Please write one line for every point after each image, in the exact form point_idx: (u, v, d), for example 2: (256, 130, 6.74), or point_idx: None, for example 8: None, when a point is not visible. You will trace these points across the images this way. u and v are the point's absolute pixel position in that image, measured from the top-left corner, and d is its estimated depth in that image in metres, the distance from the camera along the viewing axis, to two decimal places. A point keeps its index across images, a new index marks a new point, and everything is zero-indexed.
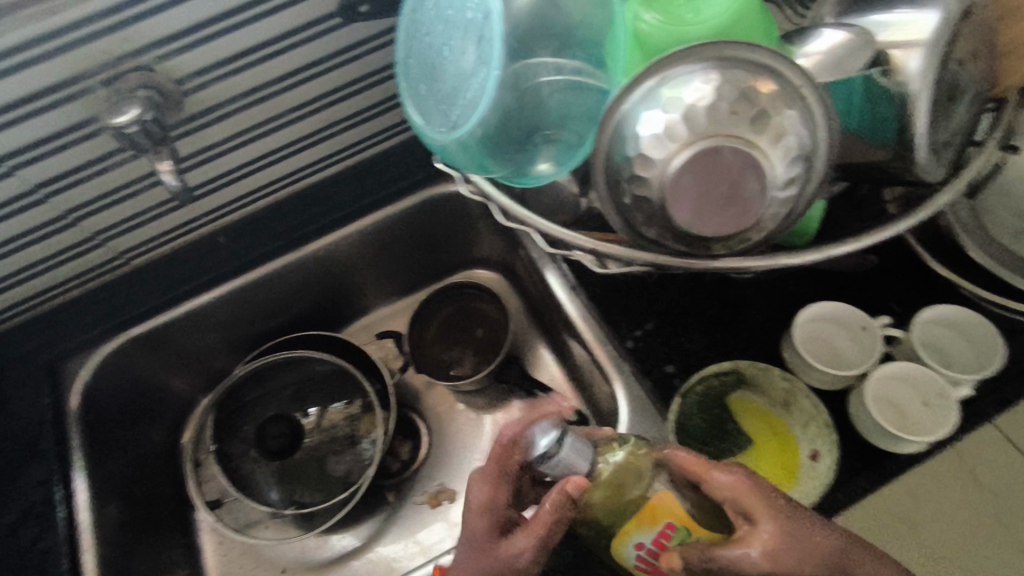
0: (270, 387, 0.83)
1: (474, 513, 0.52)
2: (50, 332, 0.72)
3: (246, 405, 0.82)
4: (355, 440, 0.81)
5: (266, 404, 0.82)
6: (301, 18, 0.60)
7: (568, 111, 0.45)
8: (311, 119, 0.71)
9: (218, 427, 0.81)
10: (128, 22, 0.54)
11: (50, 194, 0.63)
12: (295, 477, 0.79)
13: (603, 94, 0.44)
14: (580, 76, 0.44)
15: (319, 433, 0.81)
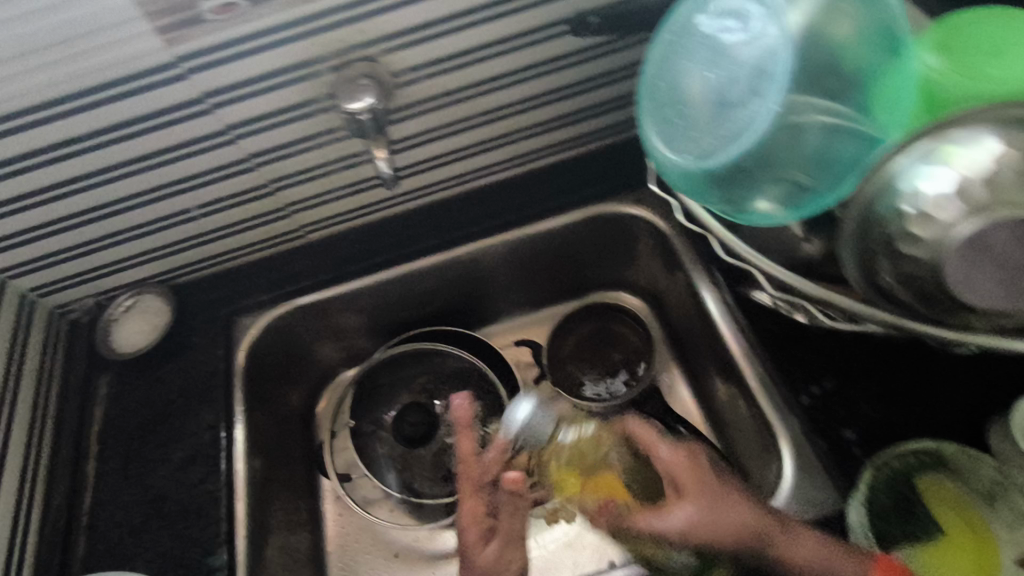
0: (406, 374, 0.84)
1: (466, 527, 0.58)
2: (229, 289, 0.78)
3: (382, 387, 0.84)
4: (480, 442, 0.81)
5: (401, 390, 0.84)
6: (519, 26, 0.61)
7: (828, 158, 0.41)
8: (499, 124, 0.72)
9: (354, 404, 0.83)
10: (368, 16, 0.57)
11: (261, 164, 0.67)
12: (419, 466, 0.81)
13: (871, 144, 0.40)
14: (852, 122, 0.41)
15: (447, 427, 0.82)
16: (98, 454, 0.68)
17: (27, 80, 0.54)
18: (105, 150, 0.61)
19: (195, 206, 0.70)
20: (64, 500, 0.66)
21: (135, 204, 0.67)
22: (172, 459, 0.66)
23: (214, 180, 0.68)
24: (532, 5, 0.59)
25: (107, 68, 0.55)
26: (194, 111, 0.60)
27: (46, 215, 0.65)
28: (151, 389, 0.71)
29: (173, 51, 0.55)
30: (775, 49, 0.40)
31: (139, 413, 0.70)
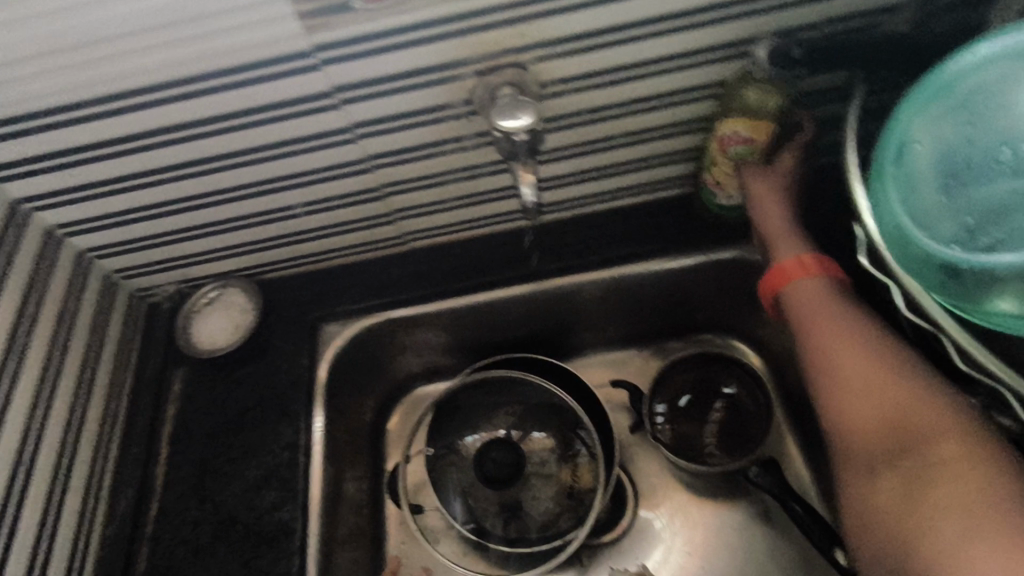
0: (487, 400, 0.77)
1: None
2: (316, 292, 0.72)
3: (460, 411, 0.77)
4: (565, 488, 0.73)
5: (478, 416, 0.77)
6: (691, 44, 0.54)
7: None
8: (637, 148, 0.64)
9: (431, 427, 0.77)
10: (530, 19, 0.50)
11: (377, 167, 0.61)
12: (491, 502, 0.74)
13: None
14: None
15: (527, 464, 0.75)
16: (168, 459, 0.64)
17: (151, 57, 0.48)
18: (219, 137, 0.56)
19: (299, 203, 0.64)
20: (131, 505, 0.62)
21: (237, 195, 0.62)
22: (247, 477, 0.61)
23: (324, 178, 0.62)
24: (713, 22, 0.52)
25: (238, 52, 0.49)
26: (320, 106, 0.54)
27: (146, 198, 0.61)
28: (228, 393, 0.66)
29: (311, 40, 0.49)
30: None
31: (213, 418, 0.65)
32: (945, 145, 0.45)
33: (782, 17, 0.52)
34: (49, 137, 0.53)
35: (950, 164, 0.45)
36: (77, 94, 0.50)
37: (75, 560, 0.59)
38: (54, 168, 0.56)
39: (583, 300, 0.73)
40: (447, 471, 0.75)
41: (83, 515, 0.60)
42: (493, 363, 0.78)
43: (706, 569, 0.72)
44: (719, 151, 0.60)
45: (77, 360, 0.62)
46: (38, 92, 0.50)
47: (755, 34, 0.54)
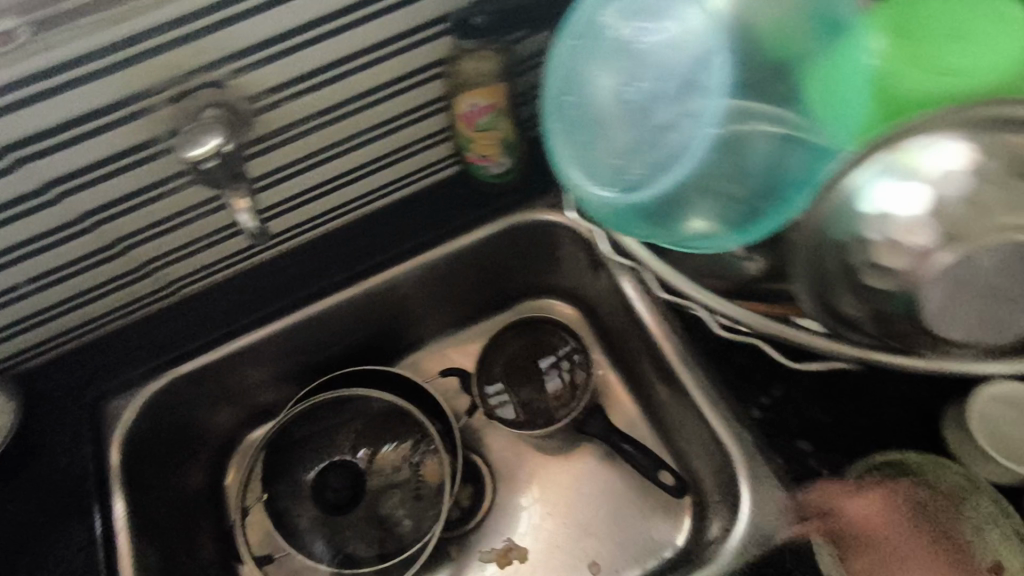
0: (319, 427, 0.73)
1: None
2: (92, 366, 0.65)
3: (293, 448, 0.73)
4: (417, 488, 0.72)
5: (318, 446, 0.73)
6: (395, 28, 0.52)
7: (773, 168, 0.37)
8: (391, 139, 0.62)
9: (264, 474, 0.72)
10: (200, 35, 0.46)
11: (103, 221, 0.55)
12: (349, 526, 0.71)
13: (821, 153, 0.36)
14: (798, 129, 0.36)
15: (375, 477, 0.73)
16: None
17: None
18: None
19: (30, 279, 0.58)
20: None
21: None
22: None
23: (46, 247, 0.55)
24: (405, 2, 0.51)
25: None
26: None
27: None
28: (11, 503, 0.60)
29: None
30: (698, 67, 0.37)
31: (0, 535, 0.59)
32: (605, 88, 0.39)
33: None
34: None
35: (619, 101, 0.39)
36: None
37: None
38: None
39: (389, 301, 0.70)
40: (295, 510, 0.71)
41: None
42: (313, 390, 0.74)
43: (567, 525, 0.74)
44: (467, 127, 0.60)
45: None
46: None
47: (453, 8, 0.53)
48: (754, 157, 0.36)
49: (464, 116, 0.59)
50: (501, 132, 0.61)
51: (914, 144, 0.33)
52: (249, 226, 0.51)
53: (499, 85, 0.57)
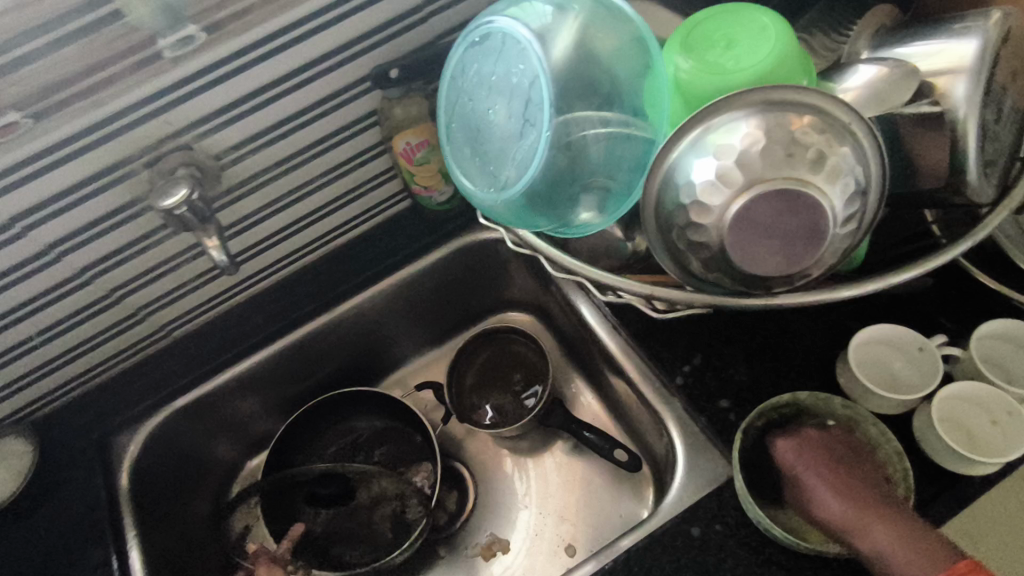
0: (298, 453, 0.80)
1: None
2: (98, 409, 0.73)
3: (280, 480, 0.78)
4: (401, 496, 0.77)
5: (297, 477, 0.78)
6: (334, 85, 0.62)
7: (615, 159, 0.45)
8: (342, 181, 0.71)
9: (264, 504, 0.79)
10: (168, 109, 0.55)
11: (97, 275, 0.64)
12: (341, 537, 0.76)
13: (649, 144, 0.44)
14: (627, 126, 0.44)
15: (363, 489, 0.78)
16: None
17: None
18: None
19: (39, 332, 0.66)
20: None
21: None
22: None
23: (49, 302, 0.64)
24: (338, 64, 0.60)
25: None
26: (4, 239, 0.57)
27: None
28: (25, 535, 0.66)
29: None
30: (530, 83, 0.44)
31: (15, 564, 0.64)
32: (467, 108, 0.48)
33: (394, 45, 0.62)
34: None
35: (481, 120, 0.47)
36: None
37: None
38: None
39: (360, 325, 0.79)
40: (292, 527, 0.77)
41: None
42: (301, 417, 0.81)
43: (545, 515, 0.78)
44: (407, 163, 0.68)
45: None
46: None
47: (380, 64, 0.63)
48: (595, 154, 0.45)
49: (402, 153, 0.67)
50: (437, 164, 0.69)
51: (718, 127, 0.38)
52: (221, 261, 0.56)
53: (430, 122, 0.65)
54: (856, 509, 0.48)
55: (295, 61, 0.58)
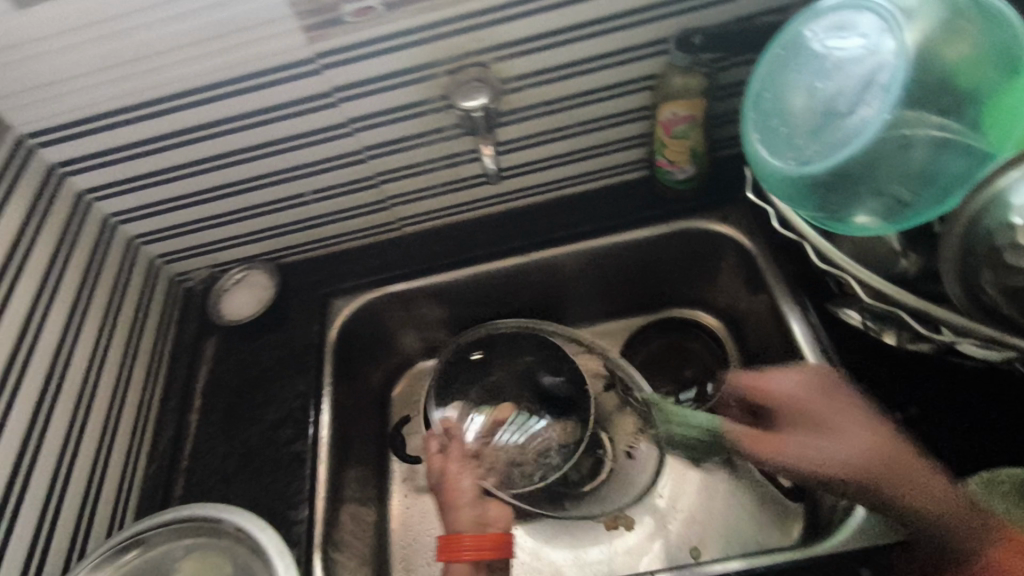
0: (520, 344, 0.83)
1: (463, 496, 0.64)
2: (328, 271, 0.84)
3: (441, 387, 0.82)
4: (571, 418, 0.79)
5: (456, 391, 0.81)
6: (630, 41, 0.65)
7: (936, 171, 0.42)
8: (594, 135, 0.75)
9: (473, 369, 0.82)
10: (485, 26, 0.61)
11: (371, 157, 0.73)
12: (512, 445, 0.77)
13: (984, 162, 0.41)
14: (959, 137, 0.41)
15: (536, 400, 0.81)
16: (201, 407, 0.75)
17: (192, 66, 0.61)
18: (243, 133, 0.68)
19: (310, 191, 0.76)
20: (170, 442, 0.73)
21: (258, 185, 0.74)
22: (267, 419, 0.72)
23: (327, 169, 0.74)
24: (639, 22, 0.63)
25: (258, 60, 0.62)
26: (323, 104, 0.67)
27: (183, 187, 0.73)
28: (251, 354, 0.78)
29: (314, 48, 0.61)
30: (871, 72, 0.42)
31: (240, 373, 0.77)
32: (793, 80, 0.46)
33: (700, 16, 0.63)
34: (108, 134, 0.66)
35: (805, 91, 0.45)
36: (133, 98, 0.63)
37: (125, 478, 0.68)
38: (115, 162, 0.69)
39: (558, 272, 0.82)
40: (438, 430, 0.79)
41: (130, 451, 0.70)
42: (468, 337, 0.84)
43: (678, 510, 0.77)
44: (664, 133, 0.70)
45: (127, 323, 0.74)
46: (102, 97, 0.63)
47: (676, 32, 0.64)
48: (916, 158, 0.41)
49: (664, 123, 0.69)
50: (691, 142, 0.71)
51: None
52: (492, 168, 0.67)
53: (701, 99, 0.67)
54: None
55: (605, 10, 0.61)
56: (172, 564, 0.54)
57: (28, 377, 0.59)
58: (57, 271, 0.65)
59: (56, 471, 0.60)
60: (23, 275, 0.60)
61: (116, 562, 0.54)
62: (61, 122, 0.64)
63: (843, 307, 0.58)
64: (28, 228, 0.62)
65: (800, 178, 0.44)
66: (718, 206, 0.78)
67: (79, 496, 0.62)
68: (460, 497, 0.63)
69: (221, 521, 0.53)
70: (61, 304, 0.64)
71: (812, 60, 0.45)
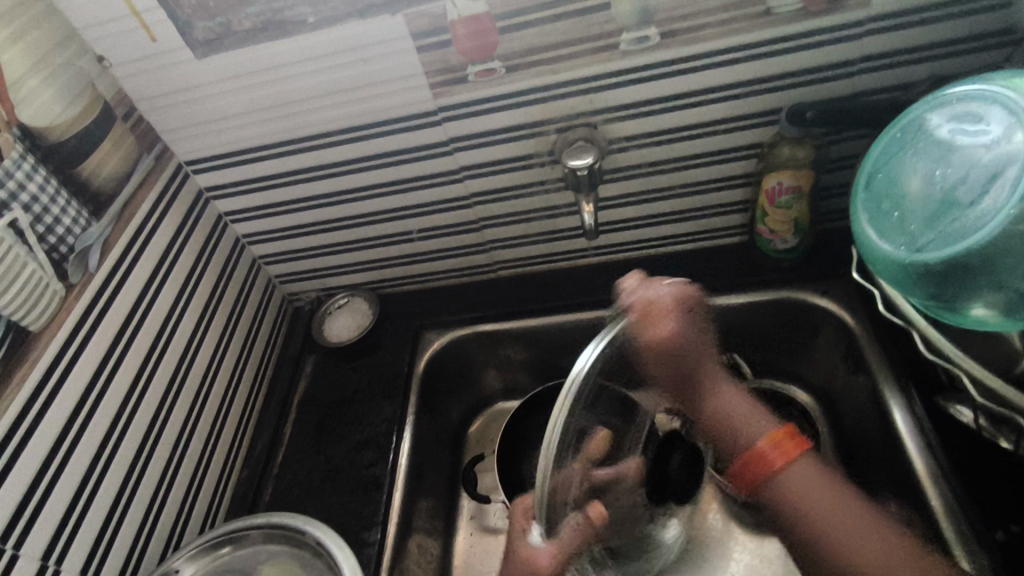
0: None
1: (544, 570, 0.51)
2: (423, 305, 0.89)
3: (517, 431, 0.83)
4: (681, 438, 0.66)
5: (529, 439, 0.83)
6: (739, 110, 0.65)
7: None
8: (694, 198, 0.75)
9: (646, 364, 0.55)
10: (597, 90, 0.65)
11: (476, 203, 0.78)
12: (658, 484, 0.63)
13: None
14: None
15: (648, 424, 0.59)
16: (295, 419, 0.80)
17: (328, 112, 0.68)
18: (364, 173, 0.75)
19: (415, 230, 0.82)
20: (263, 450, 0.78)
21: (371, 220, 0.81)
22: (352, 439, 0.76)
23: (434, 211, 0.79)
24: (750, 93, 0.64)
25: (386, 111, 0.68)
26: (439, 152, 0.72)
27: (305, 217, 0.81)
28: (345, 376, 0.83)
29: (436, 102, 0.67)
30: (998, 164, 0.39)
31: (333, 393, 0.82)
32: (916, 165, 0.45)
33: (814, 91, 0.63)
34: (251, 166, 0.75)
35: (927, 176, 0.44)
36: (275, 138, 0.72)
37: (223, 477, 0.74)
38: (252, 191, 0.78)
39: None
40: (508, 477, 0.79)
41: (228, 454, 0.75)
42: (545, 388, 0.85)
43: None
44: (767, 201, 0.70)
45: (243, 333, 0.81)
46: (250, 135, 0.71)
47: (788, 105, 0.64)
48: None
49: (768, 191, 0.69)
50: (794, 213, 0.70)
51: None
52: (589, 224, 0.69)
53: (808, 171, 0.67)
54: (822, 511, 0.50)
55: (715, 80, 0.63)
56: (254, 567, 0.58)
57: (156, 376, 0.66)
58: (193, 283, 0.73)
59: (168, 464, 0.66)
60: (165, 284, 0.68)
61: (210, 554, 0.59)
62: (213, 154, 0.73)
63: (955, 402, 0.58)
64: (175, 243, 0.71)
65: (908, 266, 0.43)
66: (817, 277, 0.75)
67: (183, 490, 0.68)
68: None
69: (306, 532, 0.57)
70: (191, 313, 0.72)
71: (939, 145, 0.44)
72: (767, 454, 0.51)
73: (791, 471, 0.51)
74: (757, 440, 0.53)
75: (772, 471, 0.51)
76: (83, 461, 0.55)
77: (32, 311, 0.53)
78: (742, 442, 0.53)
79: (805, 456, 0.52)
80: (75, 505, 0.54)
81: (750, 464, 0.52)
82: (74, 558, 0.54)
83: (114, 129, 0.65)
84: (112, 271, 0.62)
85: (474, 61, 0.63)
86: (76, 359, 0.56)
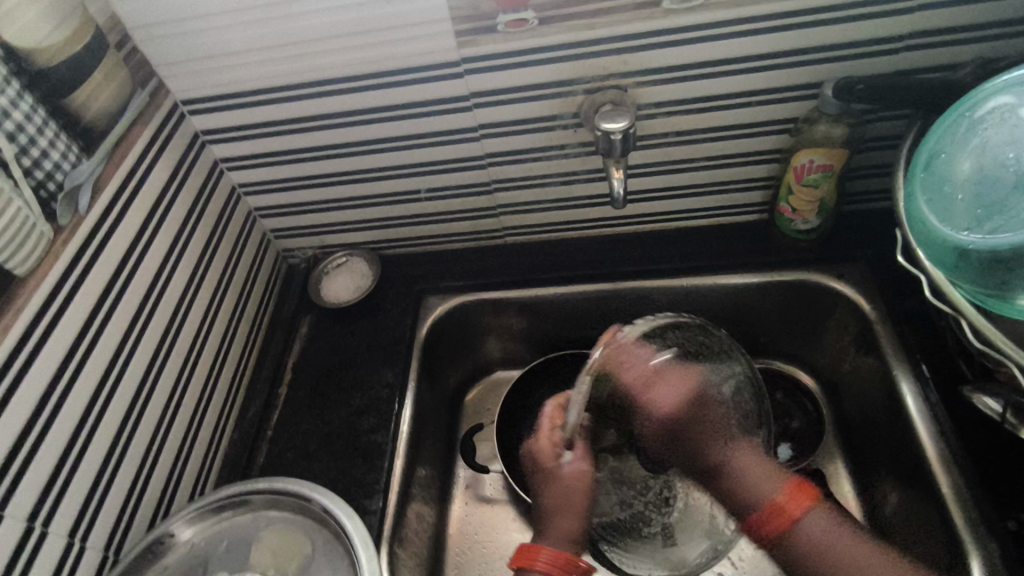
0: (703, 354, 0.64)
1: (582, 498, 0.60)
2: (427, 268, 0.86)
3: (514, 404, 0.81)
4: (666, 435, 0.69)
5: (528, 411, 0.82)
6: (775, 82, 0.63)
7: None
8: (717, 171, 0.73)
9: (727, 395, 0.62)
10: (631, 51, 0.61)
11: (490, 164, 0.74)
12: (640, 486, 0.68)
13: None
14: None
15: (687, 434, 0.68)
16: (289, 382, 0.77)
17: (343, 56, 0.64)
18: (375, 125, 0.70)
19: (424, 189, 0.78)
20: (258, 412, 0.74)
21: (377, 175, 0.76)
22: (352, 404, 0.73)
23: (447, 170, 0.75)
24: (789, 64, 0.61)
25: (406, 58, 0.63)
26: (458, 107, 0.68)
27: (307, 169, 0.76)
28: (342, 338, 0.80)
29: (461, 52, 0.62)
30: None
31: (330, 355, 0.79)
32: (981, 157, 0.45)
33: (854, 66, 0.61)
34: (253, 110, 0.70)
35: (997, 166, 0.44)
36: (281, 79, 0.66)
37: (217, 435, 0.71)
38: (253, 137, 0.73)
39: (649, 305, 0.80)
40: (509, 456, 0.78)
41: (221, 415, 0.72)
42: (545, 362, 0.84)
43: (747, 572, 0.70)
44: (795, 179, 0.68)
45: (238, 288, 0.77)
46: (254, 76, 0.66)
47: (825, 80, 0.62)
48: None
49: (798, 168, 0.67)
50: (822, 191, 0.68)
51: None
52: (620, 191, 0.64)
53: (843, 150, 0.65)
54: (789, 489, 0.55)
55: (757, 49, 0.60)
56: (256, 533, 0.55)
57: (149, 331, 0.61)
58: (188, 230, 0.68)
59: (160, 421, 0.62)
60: (160, 232, 0.64)
61: (208, 520, 0.56)
62: (214, 94, 0.68)
63: (977, 392, 0.52)
64: (170, 186, 0.66)
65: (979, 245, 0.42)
66: (835, 259, 0.74)
67: (175, 451, 0.64)
68: (576, 494, 0.60)
69: (312, 500, 0.54)
70: (185, 264, 0.67)
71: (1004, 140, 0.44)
72: (785, 508, 0.52)
73: (807, 520, 0.52)
74: (772, 495, 0.53)
75: (791, 526, 0.52)
76: (71, 418, 0.52)
77: (19, 252, 0.49)
78: (756, 497, 0.54)
79: (819, 505, 0.53)
80: (65, 462, 0.51)
81: (772, 516, 0.52)
82: (63, 518, 0.50)
83: (108, 57, 0.59)
84: (105, 214, 0.57)
85: (506, 10, 0.59)
86: (64, 307, 0.52)
